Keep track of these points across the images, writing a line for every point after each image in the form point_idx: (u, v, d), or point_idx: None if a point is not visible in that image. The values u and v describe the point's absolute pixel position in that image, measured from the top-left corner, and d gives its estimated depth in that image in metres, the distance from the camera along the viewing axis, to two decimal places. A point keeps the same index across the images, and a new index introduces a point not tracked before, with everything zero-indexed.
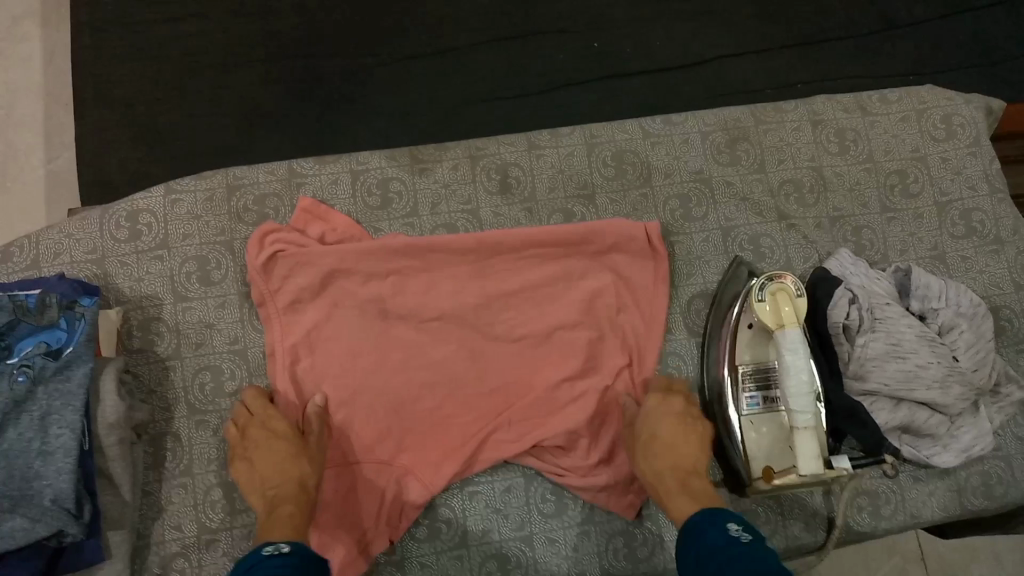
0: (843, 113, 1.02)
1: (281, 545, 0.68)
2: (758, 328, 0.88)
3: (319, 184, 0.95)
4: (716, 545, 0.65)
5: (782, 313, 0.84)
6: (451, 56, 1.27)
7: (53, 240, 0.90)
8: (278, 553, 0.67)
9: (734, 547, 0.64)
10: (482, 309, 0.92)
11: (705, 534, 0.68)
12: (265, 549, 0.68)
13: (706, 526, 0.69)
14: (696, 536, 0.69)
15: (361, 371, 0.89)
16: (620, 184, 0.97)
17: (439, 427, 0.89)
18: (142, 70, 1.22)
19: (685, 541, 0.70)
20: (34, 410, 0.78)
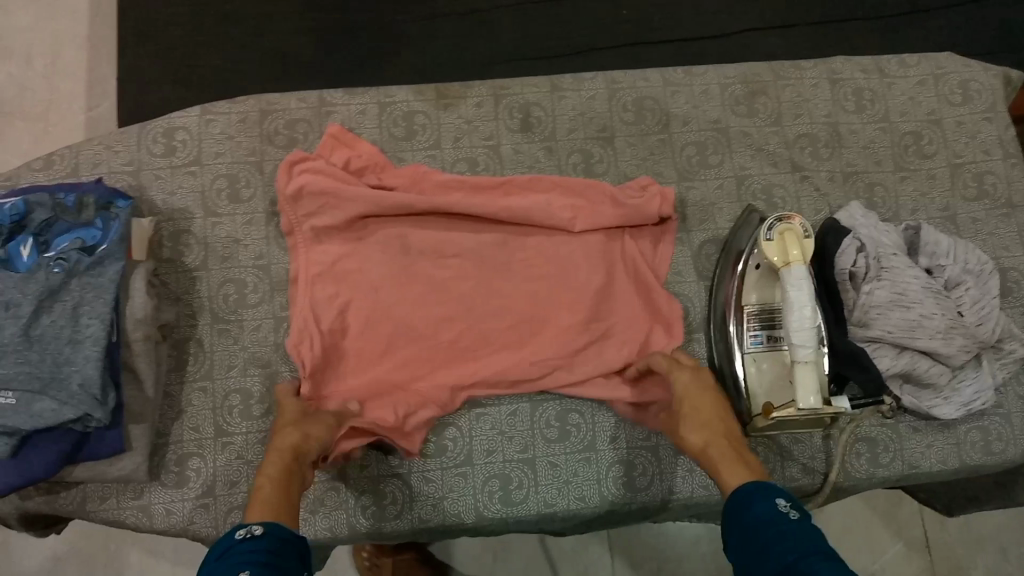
0: (861, 74, 1.04)
1: (253, 527, 0.63)
2: (766, 270, 0.90)
3: (348, 113, 0.99)
4: (765, 520, 0.61)
5: (790, 253, 0.86)
6: (481, 17, 1.30)
7: (94, 151, 0.95)
8: (250, 536, 0.61)
9: (783, 526, 0.60)
10: (499, 248, 0.96)
11: (751, 507, 0.64)
12: (238, 531, 0.62)
13: (753, 500, 0.65)
14: (743, 509, 0.65)
15: (375, 302, 0.92)
16: (639, 128, 1.00)
17: (451, 362, 0.92)
18: (183, 17, 1.27)
19: (732, 513, 0.66)
20: (67, 300, 0.82)
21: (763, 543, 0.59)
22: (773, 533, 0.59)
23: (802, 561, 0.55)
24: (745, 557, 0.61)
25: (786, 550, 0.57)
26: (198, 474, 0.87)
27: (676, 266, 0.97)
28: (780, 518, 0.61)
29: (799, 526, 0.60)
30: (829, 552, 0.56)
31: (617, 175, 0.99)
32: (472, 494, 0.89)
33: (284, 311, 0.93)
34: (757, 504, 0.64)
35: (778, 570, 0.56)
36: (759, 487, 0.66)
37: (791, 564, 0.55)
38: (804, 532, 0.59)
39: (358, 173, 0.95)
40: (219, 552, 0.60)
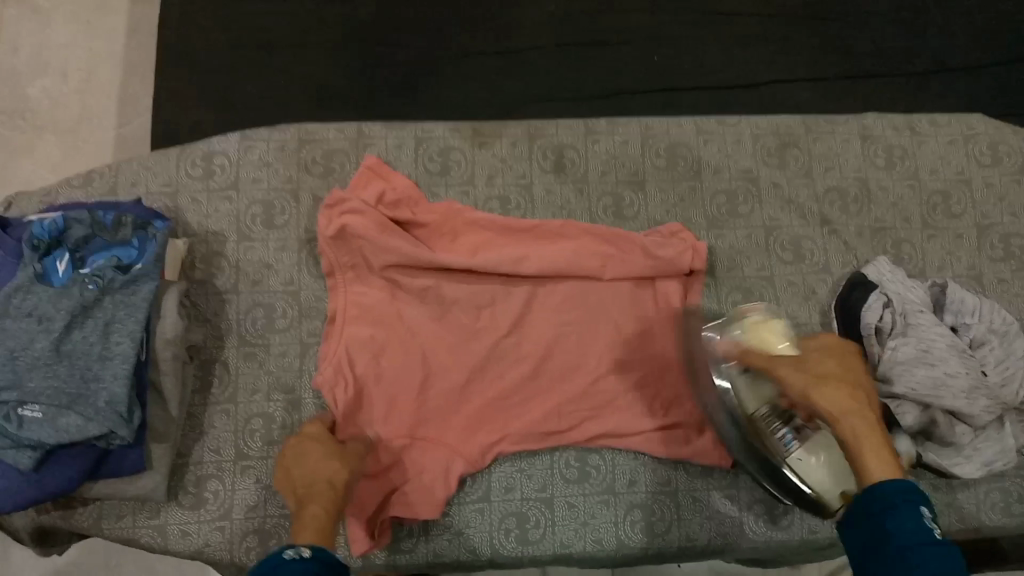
0: (892, 131, 1.05)
1: (301, 549, 0.64)
2: (754, 375, 0.81)
3: (384, 147, 1.00)
4: (902, 534, 0.58)
5: (769, 342, 0.79)
6: (515, 56, 1.32)
7: (133, 171, 0.97)
8: (299, 558, 0.62)
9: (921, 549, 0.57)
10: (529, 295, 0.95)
11: (889, 513, 0.60)
12: (286, 551, 0.63)
13: (897, 502, 0.60)
14: (875, 515, 0.61)
15: (403, 348, 0.92)
16: (670, 174, 1.01)
17: (484, 408, 0.91)
18: (223, 44, 1.30)
19: (864, 516, 0.62)
20: (99, 316, 0.83)
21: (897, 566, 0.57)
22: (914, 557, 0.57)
23: None
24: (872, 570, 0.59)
25: None
26: (216, 496, 0.87)
27: (702, 312, 0.97)
28: (921, 539, 0.58)
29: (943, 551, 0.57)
30: None
31: (647, 219, 1.00)
32: (489, 530, 0.89)
33: (311, 337, 0.93)
34: (898, 511, 0.60)
35: None
36: (899, 484, 0.61)
37: None
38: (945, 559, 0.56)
39: (392, 205, 0.96)
40: (273, 564, 0.60)
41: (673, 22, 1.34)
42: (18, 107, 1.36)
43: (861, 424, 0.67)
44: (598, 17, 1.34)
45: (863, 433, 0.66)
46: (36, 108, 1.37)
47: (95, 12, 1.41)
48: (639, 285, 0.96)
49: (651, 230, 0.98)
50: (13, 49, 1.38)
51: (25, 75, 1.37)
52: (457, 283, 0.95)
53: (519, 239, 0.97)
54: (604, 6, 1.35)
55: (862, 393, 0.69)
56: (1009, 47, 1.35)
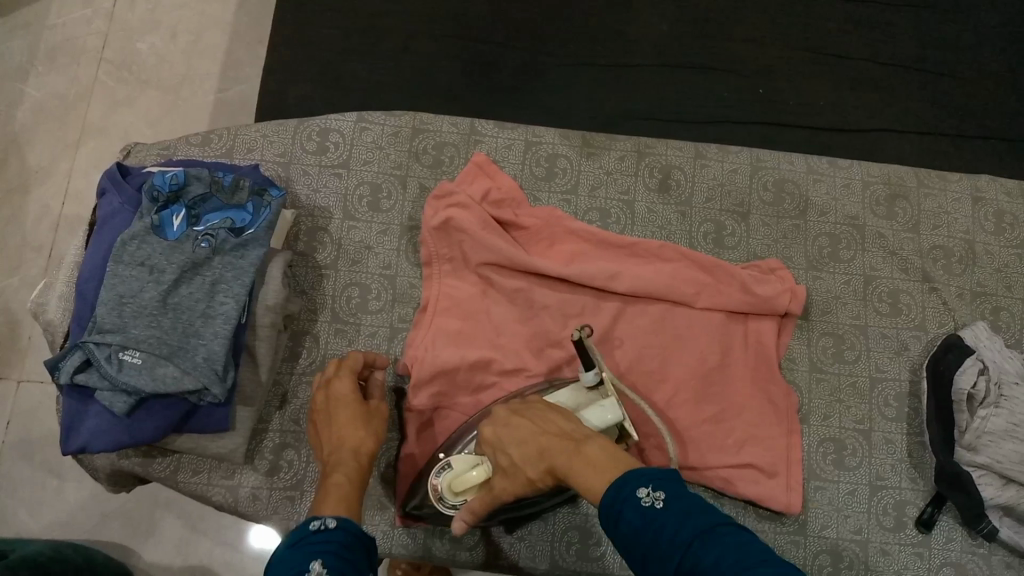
0: (1005, 197, 1.04)
1: (326, 520, 0.62)
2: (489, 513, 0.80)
3: (494, 145, 1.01)
4: (639, 527, 0.54)
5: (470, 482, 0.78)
6: (620, 71, 1.32)
7: (250, 137, 0.99)
8: (323, 529, 0.60)
9: (663, 524, 0.53)
10: (617, 315, 0.95)
11: (620, 514, 0.56)
12: (311, 522, 0.61)
13: (619, 502, 0.57)
14: (614, 514, 0.57)
15: (491, 347, 0.92)
16: (775, 210, 1.00)
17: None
18: (337, 24, 1.32)
19: (606, 524, 0.58)
20: (207, 275, 0.85)
21: (650, 555, 0.53)
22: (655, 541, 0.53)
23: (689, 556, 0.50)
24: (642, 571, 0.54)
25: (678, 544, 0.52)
26: (291, 465, 0.89)
27: (789, 353, 0.96)
28: (651, 516, 0.54)
29: (669, 513, 0.53)
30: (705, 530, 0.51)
31: (746, 251, 0.99)
32: (551, 541, 0.89)
33: (402, 322, 0.94)
34: (623, 503, 0.56)
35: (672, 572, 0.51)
36: (614, 486, 0.58)
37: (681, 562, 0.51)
38: (683, 516, 0.53)
39: (495, 204, 0.97)
40: (293, 540, 0.59)
41: (784, 58, 1.33)
42: (125, 59, 1.37)
43: (562, 463, 0.68)
44: (709, 42, 1.34)
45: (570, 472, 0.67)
46: (142, 63, 1.37)
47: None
48: (730, 319, 0.95)
49: (748, 264, 0.97)
50: (130, 3, 1.40)
51: (136, 30, 1.38)
52: (551, 290, 0.95)
53: (613, 257, 0.97)
54: (715, 33, 1.34)
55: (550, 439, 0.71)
56: None
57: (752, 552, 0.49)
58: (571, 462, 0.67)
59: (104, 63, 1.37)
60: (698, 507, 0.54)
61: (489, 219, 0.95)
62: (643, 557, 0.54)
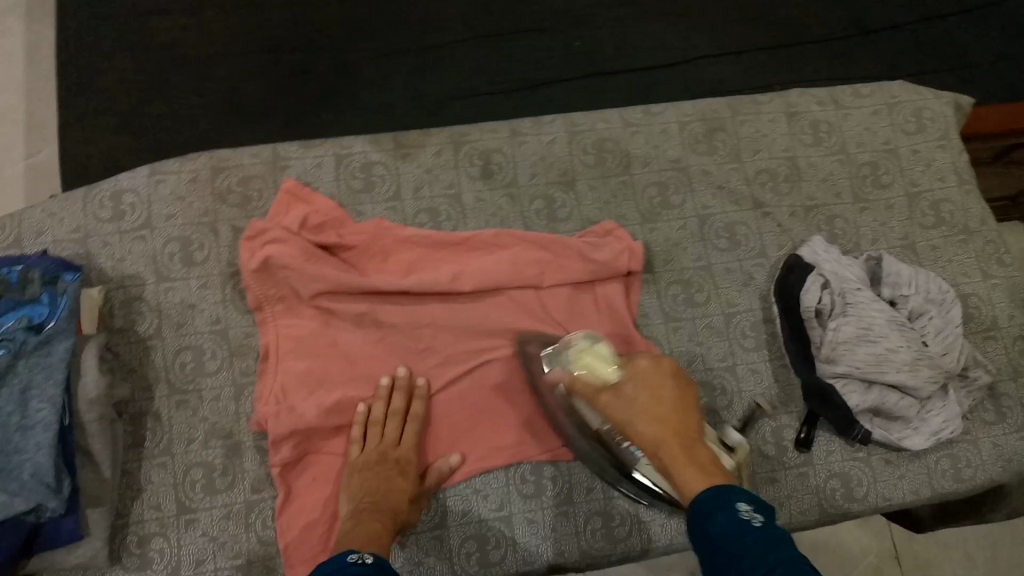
0: (817, 106, 1.05)
1: (365, 554, 0.65)
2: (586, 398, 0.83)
3: (303, 168, 0.96)
4: (729, 532, 0.59)
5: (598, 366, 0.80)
6: (436, 52, 1.24)
7: (36, 219, 0.91)
8: (362, 562, 0.63)
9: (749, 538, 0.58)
10: (467, 312, 0.92)
11: (714, 516, 0.62)
12: (350, 555, 0.65)
13: (717, 505, 0.63)
14: (705, 515, 0.63)
15: (349, 375, 0.89)
16: (600, 171, 1.00)
17: (443, 425, 0.90)
18: (128, 61, 1.18)
19: (694, 521, 0.64)
20: (14, 383, 0.78)
21: (731, 560, 0.58)
22: (740, 546, 0.58)
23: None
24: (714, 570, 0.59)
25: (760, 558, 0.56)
26: (162, 554, 0.84)
27: (642, 309, 0.96)
28: (744, 529, 0.59)
29: (764, 532, 0.58)
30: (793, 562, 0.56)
31: (580, 218, 0.98)
32: (449, 558, 0.86)
33: (245, 377, 0.89)
34: (718, 509, 0.62)
35: None
36: (716, 491, 0.64)
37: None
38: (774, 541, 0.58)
39: (317, 229, 0.92)
40: (332, 568, 0.62)
41: (596, 5, 1.28)
42: None
43: (671, 451, 0.71)
44: (515, 3, 1.27)
45: (677, 454, 0.70)
46: None
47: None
48: (578, 289, 0.94)
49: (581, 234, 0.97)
50: None
51: None
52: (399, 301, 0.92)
53: (450, 256, 0.94)
54: None
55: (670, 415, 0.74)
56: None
57: None
58: (681, 454, 0.70)
59: None
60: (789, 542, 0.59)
61: (311, 250, 0.90)
62: (723, 558, 0.59)
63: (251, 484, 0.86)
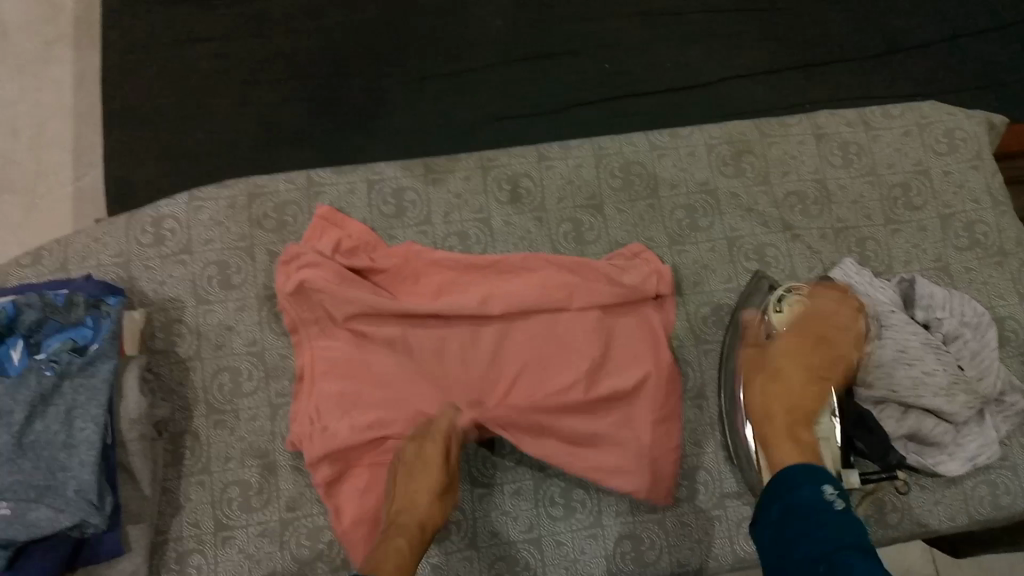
0: (847, 128, 1.05)
1: None
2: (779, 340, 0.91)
3: (336, 193, 0.98)
4: (808, 505, 0.69)
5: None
6: (465, 77, 1.26)
7: (81, 245, 0.95)
8: None
9: (825, 515, 0.67)
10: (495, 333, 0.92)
11: (798, 489, 0.71)
12: None
13: (803, 481, 0.72)
14: (790, 490, 0.72)
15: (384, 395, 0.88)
16: (628, 194, 1.01)
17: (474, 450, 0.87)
18: (169, 89, 1.22)
19: (774, 495, 0.73)
20: (59, 403, 0.81)
21: (804, 529, 0.66)
22: (814, 522, 0.66)
23: (836, 552, 0.62)
24: (782, 536, 0.68)
25: (830, 537, 0.64)
26: (199, 570, 0.86)
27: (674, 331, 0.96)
28: (824, 507, 0.68)
29: (841, 515, 0.67)
30: (865, 548, 0.63)
31: (608, 242, 0.99)
32: None
33: (280, 397, 0.92)
34: (799, 490, 0.71)
35: (815, 554, 0.63)
36: (807, 472, 0.73)
37: (829, 551, 0.63)
38: (848, 524, 0.66)
39: (350, 253, 0.94)
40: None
41: (625, 27, 1.29)
42: None
43: (768, 421, 0.83)
44: (544, 28, 1.28)
45: (782, 430, 0.82)
46: None
47: (38, 61, 1.31)
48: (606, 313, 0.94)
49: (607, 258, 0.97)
50: None
51: None
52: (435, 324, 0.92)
53: (477, 281, 0.95)
54: (555, 17, 1.29)
55: (802, 405, 0.84)
56: (972, 13, 1.31)
57: (886, 573, 0.59)
58: (787, 434, 0.81)
59: None
60: (862, 528, 0.66)
61: (343, 275, 0.92)
62: (795, 528, 0.67)
63: (285, 503, 0.88)
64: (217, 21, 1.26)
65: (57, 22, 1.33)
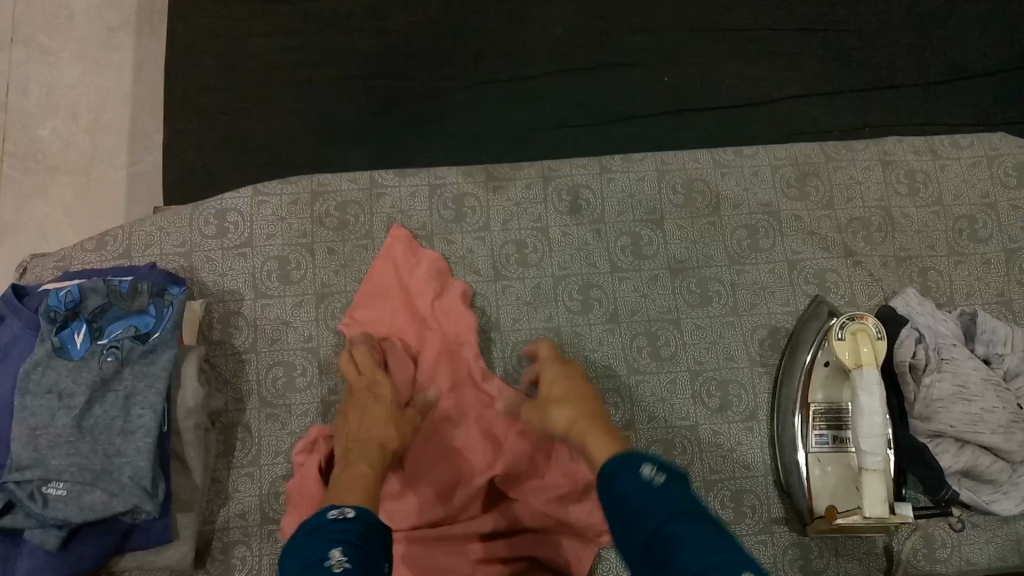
0: (914, 156, 1.04)
1: (345, 509, 0.67)
2: (835, 367, 0.89)
3: (398, 196, 0.99)
4: (627, 495, 0.62)
5: (861, 353, 0.85)
6: (524, 83, 1.26)
7: (146, 232, 0.96)
8: (342, 518, 0.65)
9: (645, 496, 0.60)
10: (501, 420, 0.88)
11: (618, 479, 0.64)
12: (331, 511, 0.66)
13: (622, 469, 0.65)
14: (614, 481, 0.65)
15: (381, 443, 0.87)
16: (689, 211, 1.00)
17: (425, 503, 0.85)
18: (231, 82, 1.24)
19: (601, 487, 0.66)
20: (119, 389, 0.82)
21: (635, 519, 0.59)
22: (636, 503, 0.60)
23: (662, 528, 0.57)
24: (619, 529, 0.62)
25: (654, 516, 0.58)
26: (244, 562, 0.86)
27: (729, 352, 0.95)
28: (645, 487, 0.61)
29: (662, 490, 0.60)
30: (690, 513, 0.58)
31: (666, 257, 0.98)
32: None
33: (332, 395, 0.92)
34: (620, 475, 0.64)
35: (645, 537, 0.58)
36: (624, 457, 0.66)
37: (653, 530, 0.57)
38: (672, 495, 0.60)
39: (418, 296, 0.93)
40: (312, 529, 0.64)
41: (687, 41, 1.28)
42: (27, 150, 1.28)
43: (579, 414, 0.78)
44: (606, 38, 1.28)
45: (587, 429, 0.75)
46: (47, 151, 1.28)
47: (100, 45, 1.32)
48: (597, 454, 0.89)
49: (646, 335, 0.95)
50: (21, 91, 1.30)
51: (36, 117, 1.29)
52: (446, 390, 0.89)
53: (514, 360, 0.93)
54: (616, 28, 1.28)
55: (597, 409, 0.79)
56: None
57: (715, 538, 0.55)
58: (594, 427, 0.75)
59: (7, 158, 1.28)
60: (692, 496, 0.61)
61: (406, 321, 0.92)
62: (626, 517, 0.61)
63: None
64: (280, 16, 1.26)
65: (121, 7, 1.34)
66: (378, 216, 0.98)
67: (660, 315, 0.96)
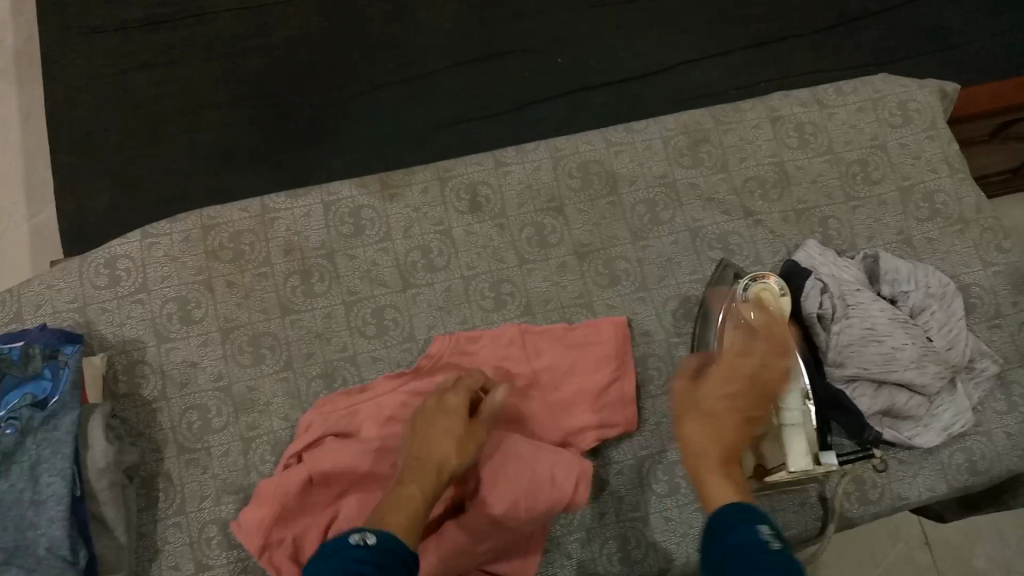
0: (801, 108, 1.05)
1: (366, 533, 0.61)
2: None
3: (292, 218, 0.97)
4: (742, 548, 0.58)
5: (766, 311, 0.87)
6: (417, 82, 1.24)
7: (36, 292, 0.93)
8: (363, 544, 0.60)
9: (757, 551, 0.57)
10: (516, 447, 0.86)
11: (729, 534, 0.61)
12: (351, 535, 0.61)
13: (736, 522, 0.63)
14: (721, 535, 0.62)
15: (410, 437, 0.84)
16: (587, 194, 1.00)
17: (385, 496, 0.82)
18: (115, 119, 1.19)
19: (708, 536, 0.63)
20: (24, 461, 0.79)
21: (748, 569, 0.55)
22: (746, 557, 0.57)
23: None
24: None
25: None
26: None
27: (643, 328, 0.95)
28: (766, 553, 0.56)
29: (777, 552, 0.56)
30: None
31: (571, 243, 0.98)
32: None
33: (251, 431, 0.89)
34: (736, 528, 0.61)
35: None
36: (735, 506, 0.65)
37: None
38: (782, 558, 0.56)
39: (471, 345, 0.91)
40: (330, 550, 0.59)
41: (573, 20, 1.27)
42: None
43: (706, 468, 0.73)
44: (493, 27, 1.26)
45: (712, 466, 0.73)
46: None
47: None
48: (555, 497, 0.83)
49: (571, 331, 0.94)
50: None
51: None
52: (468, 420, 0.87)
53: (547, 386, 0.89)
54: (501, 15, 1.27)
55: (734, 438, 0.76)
56: None
57: None
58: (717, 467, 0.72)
59: None
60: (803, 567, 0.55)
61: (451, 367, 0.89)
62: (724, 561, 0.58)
63: None
64: (157, 46, 1.22)
65: None
66: (275, 242, 0.96)
67: (572, 301, 0.96)
